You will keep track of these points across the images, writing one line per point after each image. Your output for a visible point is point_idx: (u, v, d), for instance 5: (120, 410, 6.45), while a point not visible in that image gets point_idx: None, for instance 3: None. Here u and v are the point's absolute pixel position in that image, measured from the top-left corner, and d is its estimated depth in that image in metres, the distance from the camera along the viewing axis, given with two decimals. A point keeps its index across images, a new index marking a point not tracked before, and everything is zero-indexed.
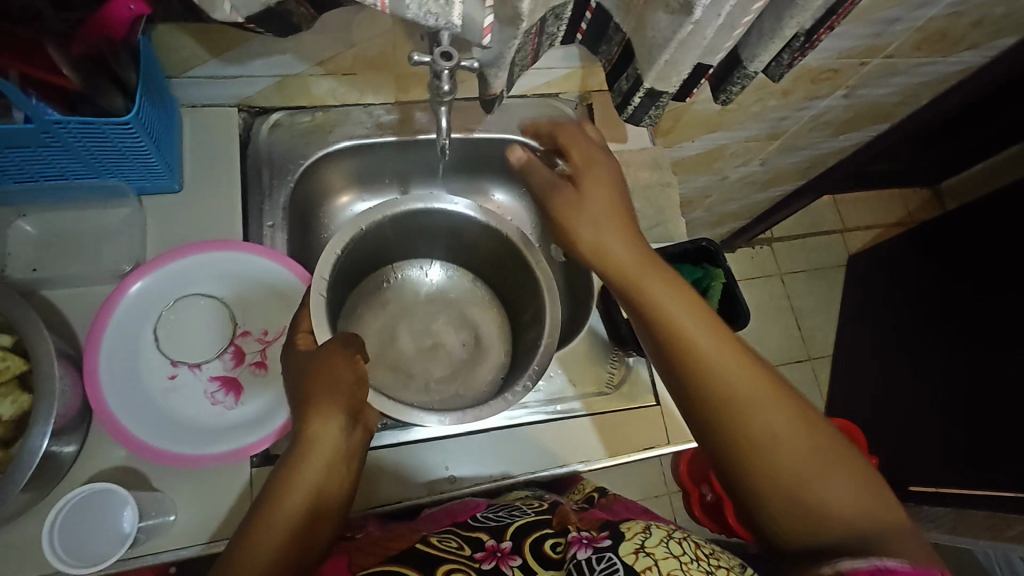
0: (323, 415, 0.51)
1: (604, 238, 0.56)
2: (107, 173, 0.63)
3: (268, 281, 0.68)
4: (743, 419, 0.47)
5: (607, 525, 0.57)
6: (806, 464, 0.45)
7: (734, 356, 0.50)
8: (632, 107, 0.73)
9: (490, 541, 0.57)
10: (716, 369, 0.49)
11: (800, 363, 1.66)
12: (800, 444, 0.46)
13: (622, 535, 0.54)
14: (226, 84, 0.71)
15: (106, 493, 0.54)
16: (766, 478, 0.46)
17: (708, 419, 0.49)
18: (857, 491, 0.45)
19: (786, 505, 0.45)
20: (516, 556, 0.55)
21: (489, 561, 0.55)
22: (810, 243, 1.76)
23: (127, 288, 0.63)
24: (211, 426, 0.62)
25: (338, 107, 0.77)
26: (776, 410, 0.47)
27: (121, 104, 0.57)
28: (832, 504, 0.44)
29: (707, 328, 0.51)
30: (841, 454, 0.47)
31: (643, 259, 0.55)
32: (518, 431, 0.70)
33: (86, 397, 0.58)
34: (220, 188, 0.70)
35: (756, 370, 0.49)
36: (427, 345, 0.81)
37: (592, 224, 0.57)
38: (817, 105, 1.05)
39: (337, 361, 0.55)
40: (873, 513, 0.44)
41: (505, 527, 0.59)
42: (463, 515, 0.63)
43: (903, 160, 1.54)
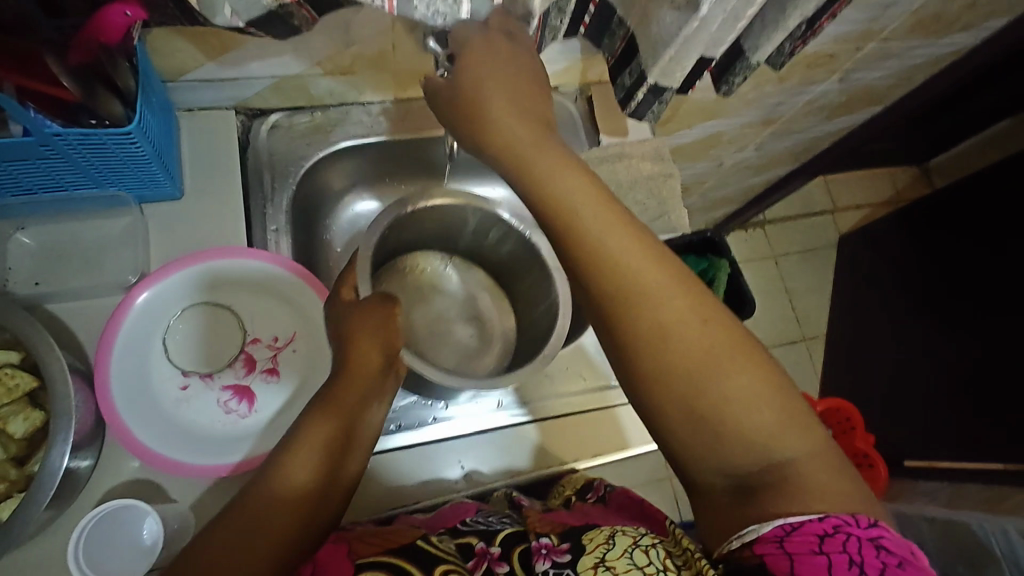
0: (353, 388, 0.56)
1: (500, 133, 0.50)
2: (107, 183, 0.62)
3: (274, 288, 0.67)
4: (649, 336, 0.43)
5: (569, 533, 0.52)
6: (719, 386, 0.41)
7: (643, 261, 0.45)
8: (636, 102, 0.73)
9: (478, 545, 0.52)
10: (621, 267, 0.44)
11: (795, 343, 1.66)
12: (713, 361, 0.42)
13: (582, 547, 0.49)
14: (223, 87, 0.70)
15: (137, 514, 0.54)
16: (673, 403, 0.42)
17: (611, 335, 0.45)
18: (774, 408, 0.41)
19: (695, 430, 0.42)
20: (504, 564, 0.50)
21: (480, 566, 0.50)
22: (802, 224, 1.77)
23: (133, 301, 0.62)
24: (224, 435, 0.62)
25: (337, 107, 0.77)
26: (688, 324, 0.43)
27: (122, 112, 0.56)
28: (747, 428, 0.41)
29: (613, 231, 0.45)
30: (765, 368, 0.42)
31: (546, 155, 0.49)
32: (514, 432, 0.71)
33: (98, 410, 0.58)
34: (223, 191, 0.69)
35: (667, 275, 0.44)
36: (444, 328, 0.84)
37: (488, 121, 0.50)
38: (812, 90, 1.06)
39: (370, 333, 0.58)
40: (790, 433, 0.41)
41: (495, 532, 0.54)
42: (452, 521, 0.58)
43: (894, 140, 1.55)
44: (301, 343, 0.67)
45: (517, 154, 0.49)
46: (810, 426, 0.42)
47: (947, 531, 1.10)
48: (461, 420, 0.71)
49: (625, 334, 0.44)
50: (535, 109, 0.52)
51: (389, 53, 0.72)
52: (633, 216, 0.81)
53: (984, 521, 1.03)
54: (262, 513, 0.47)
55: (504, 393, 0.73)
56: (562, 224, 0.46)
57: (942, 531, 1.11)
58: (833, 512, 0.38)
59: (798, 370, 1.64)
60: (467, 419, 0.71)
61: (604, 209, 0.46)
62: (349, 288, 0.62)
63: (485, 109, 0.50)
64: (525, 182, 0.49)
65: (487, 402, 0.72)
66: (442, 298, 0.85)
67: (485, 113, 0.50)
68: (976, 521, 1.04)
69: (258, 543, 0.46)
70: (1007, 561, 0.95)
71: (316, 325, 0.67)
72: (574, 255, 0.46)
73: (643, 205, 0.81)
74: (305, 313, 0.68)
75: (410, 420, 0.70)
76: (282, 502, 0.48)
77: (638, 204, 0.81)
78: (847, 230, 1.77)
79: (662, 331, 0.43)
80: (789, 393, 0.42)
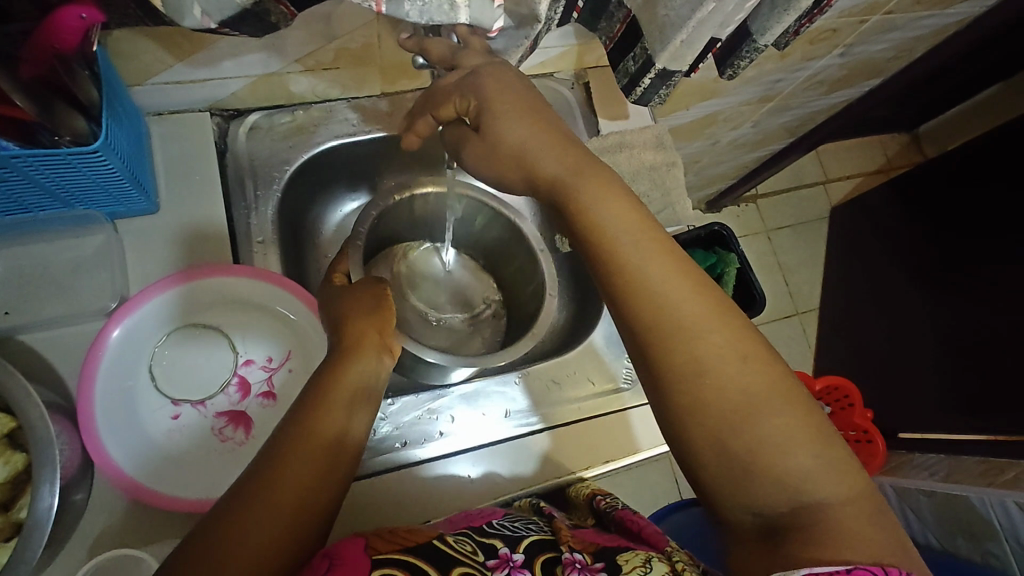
0: (342, 389, 0.51)
1: (541, 163, 0.49)
2: (74, 202, 0.57)
3: (265, 305, 0.64)
4: (687, 372, 0.43)
5: (603, 554, 0.52)
6: (756, 425, 0.41)
7: (684, 292, 0.45)
8: (642, 88, 0.68)
9: (502, 549, 0.51)
10: (660, 300, 0.44)
11: (789, 318, 1.62)
12: (752, 405, 0.42)
13: (619, 566, 0.50)
14: (196, 88, 0.65)
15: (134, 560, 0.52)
16: (706, 440, 0.42)
17: (647, 363, 0.45)
18: (811, 452, 0.41)
19: (728, 467, 0.42)
20: (527, 569, 0.49)
21: (502, 569, 0.48)
22: (795, 197, 1.73)
23: (112, 330, 0.58)
24: (220, 465, 0.58)
25: (319, 103, 0.71)
26: (727, 362, 0.43)
27: (85, 127, 0.51)
28: (780, 469, 0.40)
29: (655, 261, 0.45)
30: (805, 410, 0.42)
31: (591, 181, 0.48)
32: (526, 442, 0.69)
33: (85, 449, 0.54)
34: (202, 202, 0.65)
35: (709, 308, 0.44)
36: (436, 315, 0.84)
37: (505, 137, 0.49)
38: (813, 65, 1.02)
39: (367, 331, 0.56)
40: (828, 478, 0.41)
41: (519, 539, 0.52)
42: (479, 520, 0.56)
43: (889, 110, 1.52)
44: (294, 364, 0.63)
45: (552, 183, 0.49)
46: (848, 474, 0.41)
47: (946, 504, 1.11)
48: (472, 433, 0.69)
49: (661, 365, 0.44)
50: (566, 134, 0.51)
51: (374, 45, 0.66)
52: None
53: (984, 495, 1.04)
54: (252, 512, 0.42)
55: (512, 402, 0.71)
56: (599, 249, 0.47)
57: (943, 504, 1.12)
58: (857, 563, 0.38)
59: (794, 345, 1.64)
60: (477, 432, 0.69)
61: (649, 239, 0.46)
62: (342, 276, 0.64)
63: (517, 139, 0.49)
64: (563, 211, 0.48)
65: (496, 413, 0.70)
66: (435, 283, 0.85)
67: (520, 145, 0.49)
68: (976, 495, 1.05)
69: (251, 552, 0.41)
70: (1006, 532, 0.99)
71: (312, 344, 0.64)
72: (615, 284, 0.46)
73: (647, 197, 0.78)
74: (301, 331, 0.64)
75: (420, 436, 0.67)
76: (281, 500, 0.44)
77: (641, 196, 0.78)
78: (839, 202, 1.75)
79: (700, 365, 0.43)
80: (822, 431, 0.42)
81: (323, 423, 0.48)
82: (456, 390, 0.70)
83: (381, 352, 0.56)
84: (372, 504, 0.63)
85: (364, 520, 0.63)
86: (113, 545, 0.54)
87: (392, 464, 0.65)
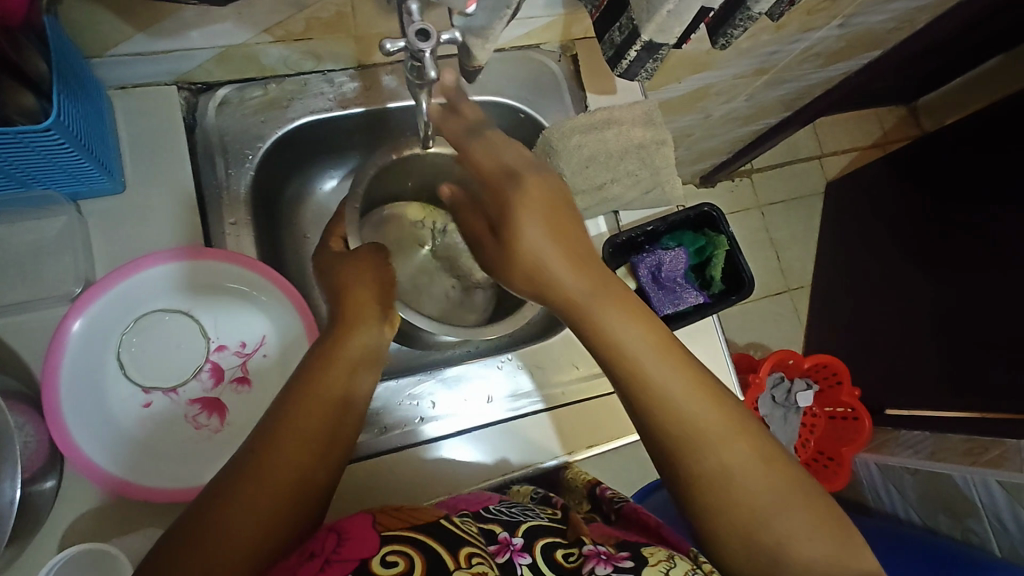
0: (340, 362, 0.50)
1: (563, 283, 0.52)
2: (32, 182, 0.55)
3: (240, 291, 0.62)
4: (709, 474, 0.47)
5: (624, 546, 0.49)
6: (772, 523, 0.45)
7: (699, 402, 0.49)
8: (627, 61, 0.65)
9: (501, 534, 0.50)
10: (679, 410, 0.48)
11: (780, 295, 1.63)
12: (770, 501, 0.46)
13: (644, 558, 0.47)
14: (161, 61, 0.61)
15: (103, 551, 0.50)
16: (733, 534, 0.46)
17: (673, 475, 0.48)
18: (825, 545, 0.45)
19: (756, 562, 0.45)
20: (525, 554, 0.47)
21: (503, 554, 0.47)
22: (789, 171, 1.71)
23: (71, 322, 0.55)
24: (199, 451, 0.57)
25: (292, 76, 0.68)
26: (745, 464, 0.47)
27: (36, 105, 0.48)
28: (800, 558, 0.44)
29: (673, 378, 0.49)
30: (806, 496, 0.47)
31: (609, 303, 0.51)
32: (520, 423, 0.69)
33: (52, 439, 0.53)
34: (169, 182, 0.62)
35: (726, 419, 0.48)
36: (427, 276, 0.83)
37: (530, 251, 0.52)
38: (810, 37, 0.98)
39: (366, 299, 0.55)
40: (844, 565, 0.45)
41: (517, 522, 0.51)
42: (476, 505, 0.56)
43: (887, 83, 1.49)
44: (269, 348, 0.61)
45: (575, 302, 0.52)
46: (860, 556, 0.45)
47: (930, 482, 1.12)
48: (452, 419, 0.68)
49: (684, 465, 0.48)
50: (581, 245, 0.53)
51: (347, 14, 0.62)
52: (623, 189, 0.74)
53: (968, 473, 1.04)
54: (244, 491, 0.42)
55: (495, 388, 0.70)
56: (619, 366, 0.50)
57: (926, 483, 1.13)
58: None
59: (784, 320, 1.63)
60: (460, 418, 0.68)
61: (663, 355, 0.50)
62: (339, 239, 0.63)
63: (535, 244, 0.52)
64: (582, 326, 0.52)
65: (478, 398, 0.69)
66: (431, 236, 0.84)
67: (550, 252, 0.52)
68: (959, 472, 1.06)
69: (249, 537, 0.41)
70: (986, 509, 1.00)
71: (289, 331, 0.62)
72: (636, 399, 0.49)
73: (634, 177, 0.74)
74: (276, 315, 0.62)
75: (402, 422, 0.67)
76: (270, 485, 0.43)
77: (629, 175, 0.74)
78: (833, 176, 1.72)
79: (719, 467, 0.47)
80: (831, 517, 0.46)
81: (311, 403, 0.47)
82: (433, 374, 0.69)
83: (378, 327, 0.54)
84: (360, 489, 0.64)
85: (351, 505, 0.63)
86: (85, 539, 0.53)
87: (370, 451, 0.65)
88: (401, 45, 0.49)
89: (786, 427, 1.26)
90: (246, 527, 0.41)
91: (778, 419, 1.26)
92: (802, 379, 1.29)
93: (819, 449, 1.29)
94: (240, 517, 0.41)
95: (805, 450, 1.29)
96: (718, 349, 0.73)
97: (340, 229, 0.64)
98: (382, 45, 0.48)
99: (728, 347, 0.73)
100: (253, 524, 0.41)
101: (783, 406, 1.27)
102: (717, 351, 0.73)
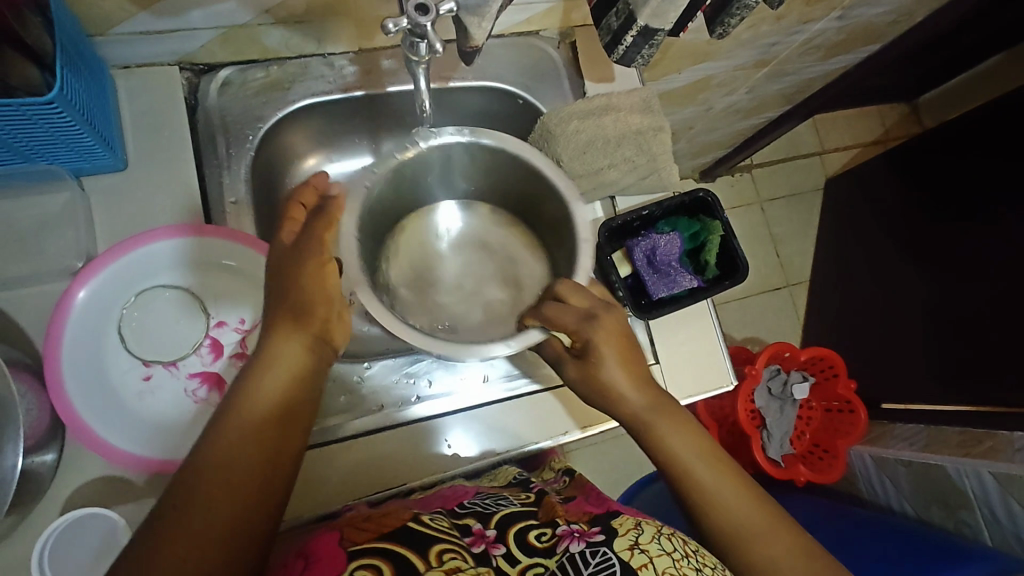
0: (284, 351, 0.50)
1: (632, 404, 0.57)
2: (35, 156, 0.56)
3: (236, 267, 0.62)
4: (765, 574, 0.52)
5: (598, 519, 0.53)
6: None
7: (752, 510, 0.54)
8: (624, 47, 0.65)
9: (474, 527, 0.53)
10: (732, 513, 0.54)
11: (779, 290, 1.64)
12: None
13: (614, 529, 0.51)
14: (164, 40, 0.62)
15: (100, 514, 0.51)
16: None
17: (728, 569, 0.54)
18: None
19: None
20: (500, 544, 0.51)
21: (478, 545, 0.51)
22: (790, 167, 1.71)
23: (74, 293, 0.57)
24: (197, 424, 0.58)
25: (294, 59, 0.69)
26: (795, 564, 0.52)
27: (39, 78, 0.49)
28: None
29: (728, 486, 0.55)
30: None
31: (675, 423, 0.57)
32: (515, 403, 0.69)
33: (55, 410, 0.55)
34: (169, 162, 0.63)
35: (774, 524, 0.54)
36: (464, 291, 0.76)
37: (605, 377, 0.57)
38: (809, 28, 0.98)
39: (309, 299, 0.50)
40: None
41: (490, 515, 0.54)
42: (453, 499, 0.59)
43: (887, 79, 1.49)
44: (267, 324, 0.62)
45: (641, 419, 0.57)
46: None
47: (922, 472, 1.13)
48: (449, 397, 0.69)
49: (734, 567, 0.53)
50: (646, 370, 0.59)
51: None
52: (620, 175, 0.74)
53: (959, 464, 1.04)
54: (190, 518, 0.42)
55: (491, 367, 0.70)
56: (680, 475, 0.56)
57: (919, 474, 1.13)
58: None
59: (783, 316, 1.63)
60: (457, 397, 0.69)
61: (716, 463, 0.57)
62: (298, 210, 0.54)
63: (613, 379, 0.57)
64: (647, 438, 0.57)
65: (475, 378, 0.70)
66: (487, 226, 0.78)
67: (628, 381, 0.57)
68: (951, 464, 1.06)
69: (202, 539, 0.41)
70: (978, 499, 1.01)
71: None
72: (698, 510, 0.55)
73: (632, 162, 0.73)
74: None
75: (399, 401, 0.68)
76: (225, 485, 0.43)
77: (626, 161, 0.74)
78: (834, 172, 1.72)
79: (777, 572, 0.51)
80: None
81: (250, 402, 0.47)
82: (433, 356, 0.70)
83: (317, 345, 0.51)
84: (355, 467, 0.65)
85: (347, 483, 0.64)
86: (87, 504, 0.54)
87: (369, 427, 0.66)
88: (401, 24, 0.49)
89: (782, 420, 1.26)
90: (207, 526, 0.42)
91: (774, 411, 1.26)
92: (798, 371, 1.30)
93: (814, 441, 1.29)
94: (195, 531, 0.41)
95: (801, 442, 1.30)
96: (711, 331, 0.74)
97: (303, 197, 0.55)
98: (384, 24, 0.48)
99: (721, 331, 0.75)
100: (214, 523, 0.42)
101: (779, 399, 1.27)
102: (711, 333, 0.74)
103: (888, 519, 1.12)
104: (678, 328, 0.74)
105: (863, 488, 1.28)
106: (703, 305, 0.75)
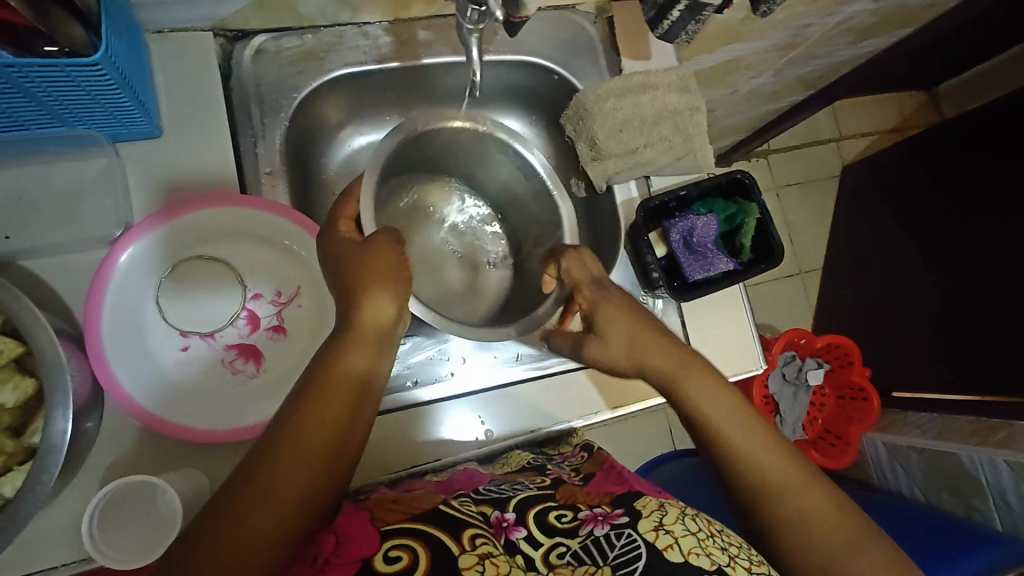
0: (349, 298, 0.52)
1: (649, 356, 0.57)
2: (74, 121, 0.55)
3: (272, 241, 0.62)
4: (784, 520, 0.50)
5: (620, 500, 0.52)
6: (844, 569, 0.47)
7: (779, 460, 0.53)
8: (669, 22, 0.64)
9: (492, 513, 0.50)
10: (752, 461, 0.53)
11: (790, 278, 1.63)
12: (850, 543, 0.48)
13: (639, 512, 0.50)
14: (198, 4, 0.61)
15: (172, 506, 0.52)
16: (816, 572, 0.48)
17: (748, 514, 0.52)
18: None
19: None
20: (520, 527, 0.49)
21: (499, 534, 0.48)
22: (807, 153, 1.69)
23: (116, 258, 0.56)
24: (234, 397, 0.58)
25: (329, 27, 0.67)
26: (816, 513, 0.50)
27: (83, 38, 0.48)
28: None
29: (751, 434, 0.54)
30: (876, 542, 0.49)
31: (694, 374, 0.57)
32: (549, 380, 0.70)
33: (96, 378, 0.54)
34: (204, 129, 0.62)
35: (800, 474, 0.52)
36: (445, 272, 0.80)
37: (612, 329, 0.58)
38: (844, 11, 0.96)
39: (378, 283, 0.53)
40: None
41: (506, 499, 0.52)
42: (466, 487, 0.56)
43: (912, 66, 1.47)
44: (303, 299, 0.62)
45: (659, 371, 0.57)
46: None
47: (935, 461, 1.15)
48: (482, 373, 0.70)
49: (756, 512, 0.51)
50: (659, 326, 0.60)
51: None
52: (656, 155, 0.73)
53: (974, 454, 1.06)
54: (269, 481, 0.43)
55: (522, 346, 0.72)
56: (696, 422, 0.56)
57: (932, 463, 1.15)
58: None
59: (795, 304, 1.62)
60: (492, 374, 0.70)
61: (737, 411, 0.55)
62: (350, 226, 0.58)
63: (627, 331, 0.58)
64: (666, 387, 0.57)
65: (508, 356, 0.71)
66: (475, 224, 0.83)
67: (645, 337, 0.58)
68: (965, 453, 1.08)
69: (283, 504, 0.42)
70: (991, 487, 1.03)
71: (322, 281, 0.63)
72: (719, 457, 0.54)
73: (668, 143, 0.72)
74: (308, 264, 0.63)
75: (432, 375, 0.69)
76: (305, 451, 0.44)
77: (663, 140, 0.72)
78: (852, 160, 1.70)
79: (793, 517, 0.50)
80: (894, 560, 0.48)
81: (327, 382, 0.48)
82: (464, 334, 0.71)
83: (392, 321, 0.53)
84: (392, 441, 0.65)
85: (382, 454, 0.65)
86: (131, 468, 0.55)
87: (404, 402, 0.67)
88: None
89: (795, 406, 1.26)
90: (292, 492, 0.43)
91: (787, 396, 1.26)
92: (813, 358, 1.30)
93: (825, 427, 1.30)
94: (272, 500, 0.42)
95: (813, 428, 1.31)
96: (742, 315, 0.74)
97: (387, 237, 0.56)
98: None
99: (752, 315, 0.75)
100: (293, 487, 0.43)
101: (793, 385, 1.28)
102: (741, 317, 0.74)
103: (901, 504, 1.13)
104: (706, 311, 0.74)
105: (874, 475, 1.31)
106: (735, 289, 0.75)
